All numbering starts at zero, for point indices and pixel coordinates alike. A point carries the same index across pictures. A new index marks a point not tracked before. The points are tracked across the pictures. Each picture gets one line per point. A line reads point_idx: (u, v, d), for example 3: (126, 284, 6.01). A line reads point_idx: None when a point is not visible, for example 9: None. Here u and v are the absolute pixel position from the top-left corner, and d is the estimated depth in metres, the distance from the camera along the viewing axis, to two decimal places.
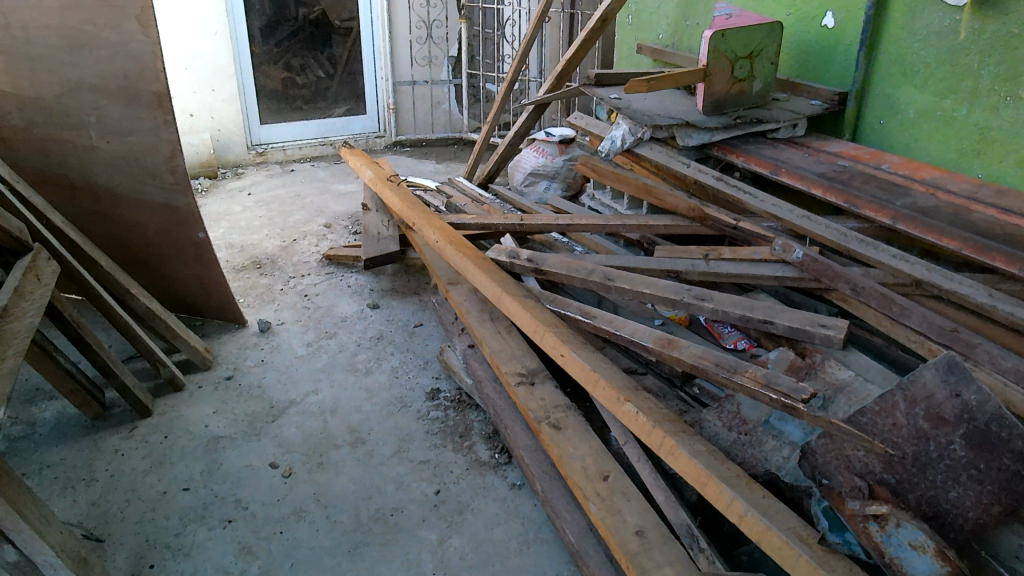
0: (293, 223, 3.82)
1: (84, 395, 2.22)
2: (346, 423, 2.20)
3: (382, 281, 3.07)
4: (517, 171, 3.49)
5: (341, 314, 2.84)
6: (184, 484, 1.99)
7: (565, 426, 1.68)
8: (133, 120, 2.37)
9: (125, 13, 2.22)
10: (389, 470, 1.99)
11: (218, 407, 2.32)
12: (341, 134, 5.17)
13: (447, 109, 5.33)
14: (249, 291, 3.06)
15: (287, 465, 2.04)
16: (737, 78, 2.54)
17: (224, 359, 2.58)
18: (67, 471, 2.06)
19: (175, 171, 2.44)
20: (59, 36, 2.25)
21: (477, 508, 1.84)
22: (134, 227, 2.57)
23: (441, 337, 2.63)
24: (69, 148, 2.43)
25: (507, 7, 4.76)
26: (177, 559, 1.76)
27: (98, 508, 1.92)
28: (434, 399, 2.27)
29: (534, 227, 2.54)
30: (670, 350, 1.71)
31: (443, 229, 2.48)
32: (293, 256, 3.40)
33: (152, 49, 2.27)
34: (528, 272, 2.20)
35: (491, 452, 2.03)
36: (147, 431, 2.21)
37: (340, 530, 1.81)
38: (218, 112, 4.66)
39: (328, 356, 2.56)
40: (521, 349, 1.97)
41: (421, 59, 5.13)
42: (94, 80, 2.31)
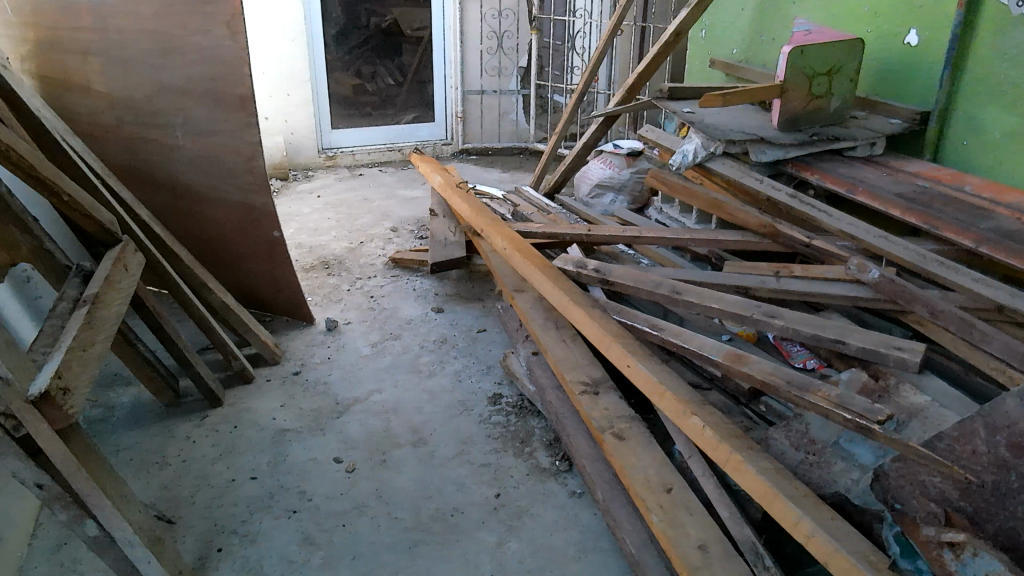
0: (360, 225, 3.92)
1: (160, 382, 2.33)
2: (408, 423, 2.24)
3: (446, 286, 3.11)
4: (583, 182, 3.51)
5: (406, 317, 2.89)
6: (251, 473, 2.06)
7: (629, 436, 1.68)
8: (216, 122, 2.45)
9: (215, 20, 2.31)
10: (448, 471, 2.02)
11: (285, 401, 2.39)
12: (409, 142, 5.30)
13: (514, 120, 5.38)
14: (317, 290, 3.15)
15: (350, 461, 2.09)
16: (814, 94, 2.51)
17: (292, 355, 2.66)
18: (141, 454, 2.15)
19: (254, 172, 2.53)
20: (151, 41, 2.37)
21: (536, 513, 1.85)
22: (212, 224, 2.67)
23: (504, 343, 2.65)
24: (154, 147, 2.55)
25: (578, 19, 4.79)
26: (243, 545, 1.82)
27: (170, 491, 2.00)
28: (496, 404, 2.29)
29: (600, 239, 2.55)
30: (739, 365, 1.69)
31: (510, 237, 2.50)
32: (360, 258, 3.49)
33: (239, 54, 2.35)
34: (594, 282, 2.21)
35: (552, 459, 2.04)
36: (217, 421, 2.30)
37: (400, 527, 1.84)
38: (291, 116, 4.83)
39: (392, 357, 2.61)
40: (586, 358, 1.97)
41: (491, 69, 5.18)
42: (181, 82, 2.42)
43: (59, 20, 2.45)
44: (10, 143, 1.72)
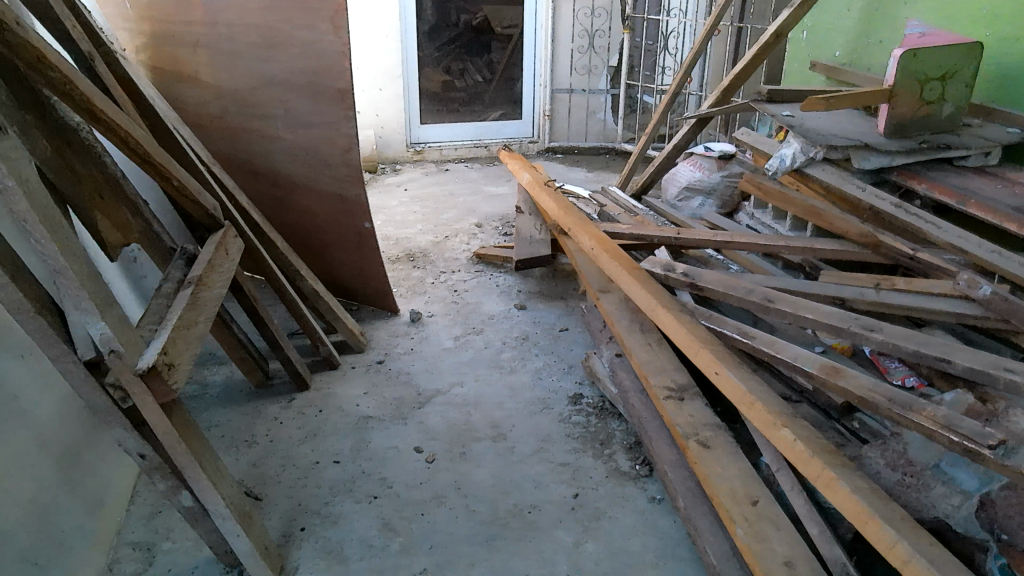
0: (446, 220, 3.97)
1: (251, 362, 2.41)
2: (488, 418, 2.25)
3: (530, 283, 3.12)
4: (671, 184, 3.46)
5: (489, 312, 2.91)
6: (335, 457, 2.12)
7: (714, 445, 1.65)
8: (315, 114, 2.51)
9: (319, 15, 2.33)
10: (527, 468, 2.02)
11: (368, 388, 2.45)
12: (496, 138, 5.31)
13: (601, 119, 5.32)
14: (402, 282, 3.21)
15: (430, 452, 2.12)
16: (924, 100, 2.39)
17: (377, 344, 2.72)
18: (233, 432, 2.24)
19: (349, 164, 2.56)
20: (257, 35, 2.44)
21: (614, 516, 1.84)
22: (307, 213, 2.75)
23: (586, 343, 2.64)
24: (255, 137, 2.65)
25: (673, 18, 4.71)
26: (325, 526, 1.87)
27: (258, 469, 2.08)
28: (576, 404, 2.28)
29: (690, 243, 2.50)
30: (836, 379, 1.63)
31: (597, 237, 2.48)
32: (445, 252, 3.54)
33: (340, 49, 2.37)
34: (682, 286, 2.17)
35: (632, 462, 2.01)
36: (303, 404, 2.37)
37: (478, 520, 1.85)
38: (383, 110, 4.94)
39: (474, 351, 2.64)
40: (671, 363, 1.94)
41: (581, 68, 5.16)
42: (283, 75, 2.48)
43: (175, 15, 2.57)
44: (129, 129, 1.81)
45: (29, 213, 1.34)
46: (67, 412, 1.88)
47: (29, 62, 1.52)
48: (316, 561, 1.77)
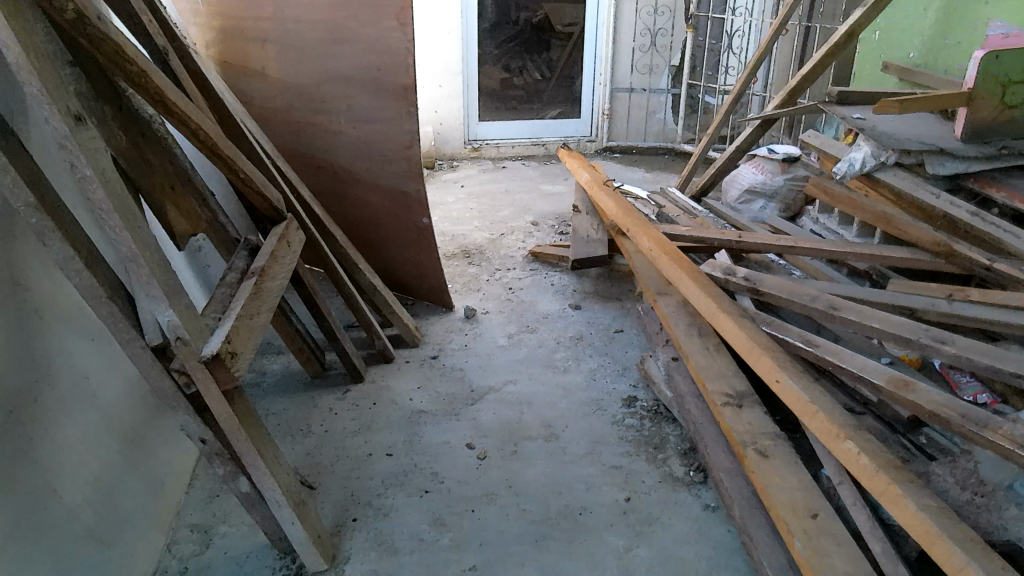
0: (502, 218, 3.97)
1: (308, 354, 2.46)
2: (540, 417, 2.24)
3: (585, 283, 3.10)
4: (732, 186, 3.39)
5: (543, 311, 2.90)
6: (388, 450, 2.14)
7: (773, 454, 1.61)
8: (378, 109, 2.53)
9: (386, 12, 2.35)
10: (579, 470, 2.01)
11: (422, 382, 2.47)
12: (554, 136, 5.33)
13: (661, 119, 5.25)
14: (458, 278, 3.23)
15: (482, 449, 2.12)
16: (1006, 104, 2.29)
17: (431, 339, 2.74)
18: (289, 421, 2.29)
19: (410, 159, 2.59)
20: (324, 30, 2.47)
21: (666, 522, 1.81)
22: (367, 208, 2.79)
23: (641, 346, 2.61)
24: (319, 131, 2.69)
25: (738, 17, 4.62)
26: (377, 518, 1.89)
27: (313, 459, 2.11)
28: (630, 407, 2.26)
29: (751, 247, 2.45)
30: (905, 393, 1.57)
31: (656, 238, 2.45)
32: (500, 249, 3.54)
33: (404, 45, 2.39)
34: (743, 291, 2.13)
35: (686, 468, 1.98)
36: (357, 396, 2.41)
37: (528, 519, 1.85)
38: (441, 106, 5.01)
39: (528, 349, 2.63)
40: (730, 369, 1.90)
41: (642, 67, 5.12)
42: (348, 70, 2.51)
43: (244, 11, 2.61)
44: (199, 122, 1.85)
45: (104, 202, 1.39)
46: (134, 394, 1.94)
47: (108, 55, 1.57)
48: (368, 552, 1.80)
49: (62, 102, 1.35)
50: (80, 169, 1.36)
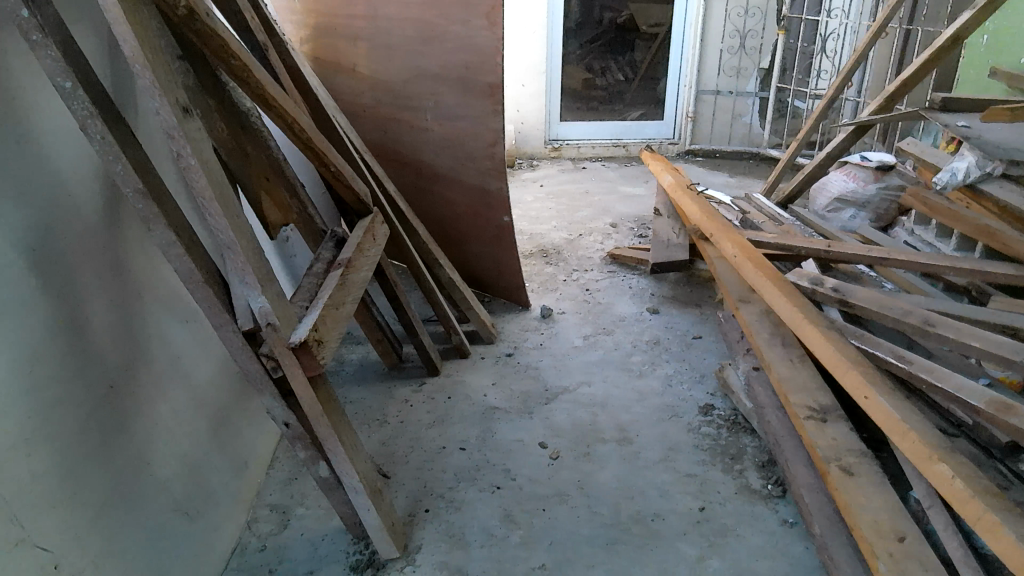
0: (580, 218, 3.96)
1: (386, 345, 2.51)
2: (614, 420, 2.23)
3: (663, 287, 3.06)
4: (822, 194, 3.32)
5: (620, 313, 2.88)
6: (461, 444, 2.16)
7: (858, 472, 1.56)
8: (464, 107, 2.56)
9: (476, 11, 2.36)
10: (652, 475, 1.99)
11: (497, 379, 2.49)
12: (635, 138, 5.25)
13: (747, 123, 5.12)
14: (535, 277, 3.24)
15: (555, 448, 2.12)
16: None
17: (507, 337, 2.76)
18: (366, 411, 2.34)
19: (494, 157, 2.60)
20: (413, 28, 2.51)
21: (742, 535, 1.77)
22: (450, 204, 2.83)
23: (720, 353, 2.56)
24: (405, 127, 2.75)
25: (834, 19, 4.48)
26: (448, 510, 1.92)
27: (388, 448, 2.16)
28: (707, 415, 2.22)
29: (841, 256, 2.37)
30: (1006, 416, 1.49)
31: (741, 244, 2.40)
32: (578, 250, 3.53)
33: (493, 44, 2.39)
34: (831, 302, 2.07)
35: (763, 481, 1.94)
36: (433, 389, 2.44)
37: (599, 522, 1.84)
38: (524, 105, 5.03)
39: (603, 351, 2.62)
40: (814, 383, 1.85)
41: (730, 69, 4.99)
42: (436, 68, 2.54)
43: (338, 8, 2.67)
44: (295, 116, 1.91)
45: (206, 191, 1.44)
46: (223, 376, 2.02)
47: (214, 49, 1.64)
48: (439, 544, 1.82)
49: (171, 94, 1.41)
50: (185, 158, 1.42)
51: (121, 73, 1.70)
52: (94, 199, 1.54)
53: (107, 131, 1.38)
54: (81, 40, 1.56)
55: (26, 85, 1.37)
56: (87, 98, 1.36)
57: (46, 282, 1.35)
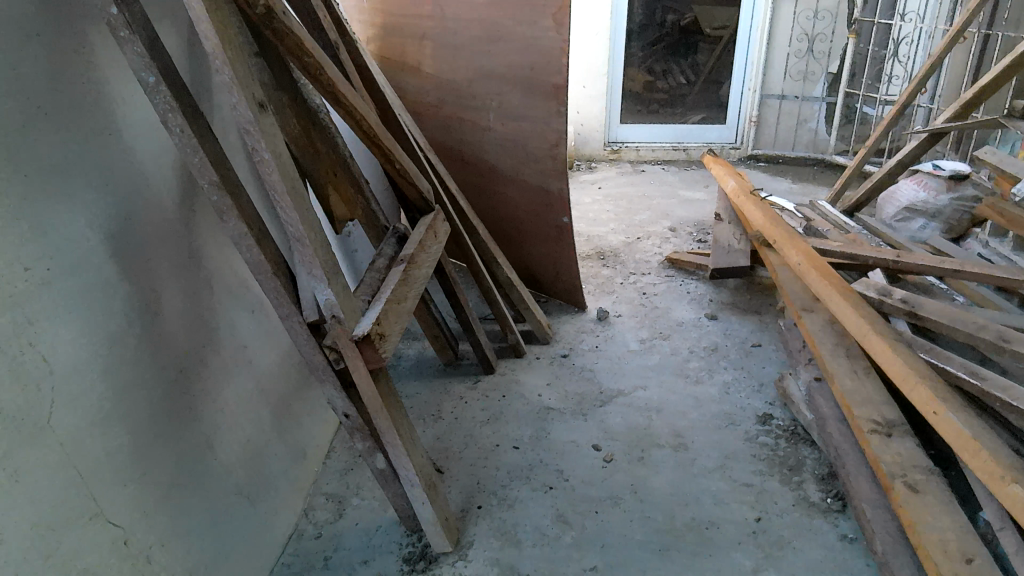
0: (639, 221, 3.94)
1: (443, 342, 2.53)
2: (670, 426, 2.21)
3: (722, 293, 3.02)
4: (889, 203, 3.24)
5: (678, 319, 2.85)
6: (515, 443, 2.17)
7: (924, 490, 1.51)
8: (529, 108, 2.54)
9: (543, 12, 2.34)
10: (707, 483, 1.96)
11: (551, 380, 2.49)
12: (696, 142, 5.19)
13: (813, 129, 5.01)
14: (592, 279, 3.23)
15: (609, 451, 2.11)
16: None
17: (562, 338, 2.76)
18: (422, 406, 2.37)
19: (556, 158, 2.58)
20: (479, 29, 2.53)
21: (799, 548, 1.74)
22: (510, 204, 2.85)
23: (779, 362, 2.51)
24: (468, 126, 2.77)
25: (908, 23, 4.29)
26: (501, 508, 1.93)
27: (443, 444, 2.18)
28: (765, 425, 2.18)
29: (910, 267, 2.31)
30: None
31: (806, 252, 2.35)
32: (636, 253, 3.51)
33: (559, 45, 2.36)
34: (900, 314, 2.03)
35: (823, 494, 1.90)
36: (488, 387, 2.46)
37: (653, 527, 1.83)
38: (583, 107, 5.04)
39: (659, 356, 2.60)
40: (879, 396, 1.81)
41: (796, 73, 4.90)
42: (500, 68, 2.55)
43: (406, 8, 2.72)
44: (363, 113, 1.95)
45: (278, 185, 1.48)
46: (285, 366, 2.07)
47: (289, 47, 1.68)
48: (491, 541, 1.84)
49: (249, 90, 1.44)
50: (259, 153, 1.46)
51: (199, 69, 1.76)
52: (171, 190, 1.60)
53: (186, 125, 1.42)
54: (164, 37, 1.62)
55: (113, 78, 1.42)
56: (169, 93, 1.39)
57: (125, 268, 1.40)
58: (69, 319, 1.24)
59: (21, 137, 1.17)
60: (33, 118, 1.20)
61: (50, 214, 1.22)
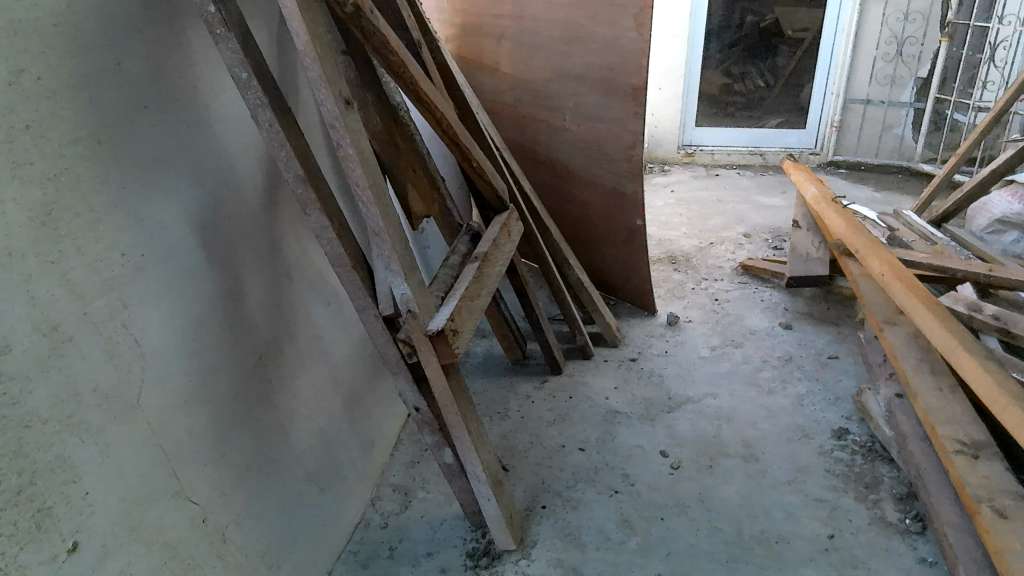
0: (712, 226, 3.87)
1: (512, 340, 2.55)
2: (740, 435, 2.17)
3: (798, 302, 2.95)
4: (979, 214, 3.12)
5: (751, 326, 2.80)
6: (581, 444, 2.17)
7: (1013, 516, 1.45)
8: (607, 109, 2.52)
9: (624, 12, 2.32)
10: (778, 496, 1.92)
11: (619, 383, 2.47)
12: (774, 147, 5.08)
13: (899, 134, 4.84)
14: (663, 284, 3.20)
15: (676, 458, 2.09)
16: None
17: (631, 342, 2.74)
18: (489, 403, 2.39)
19: (631, 161, 2.55)
20: (559, 29, 2.53)
21: (874, 569, 1.68)
22: (583, 205, 2.84)
23: (857, 376, 2.43)
24: (543, 126, 2.78)
25: (1006, 26, 4.09)
26: (566, 509, 1.93)
27: (509, 442, 2.20)
28: (840, 439, 2.12)
29: (1003, 282, 2.20)
30: None
31: (891, 263, 2.28)
32: (708, 258, 3.45)
33: (639, 46, 2.33)
34: (991, 331, 1.94)
35: (901, 515, 1.83)
36: (555, 387, 2.46)
37: (720, 538, 1.80)
38: (659, 109, 5.05)
39: (731, 363, 2.55)
40: (965, 415, 1.74)
41: (883, 77, 4.72)
42: (579, 69, 2.54)
43: (486, 8, 2.76)
44: (444, 111, 1.97)
45: (360, 180, 1.51)
46: (357, 357, 2.12)
47: (375, 45, 1.71)
48: (555, 541, 1.84)
49: (336, 86, 1.47)
50: (344, 148, 1.49)
51: (288, 66, 1.82)
52: (258, 183, 1.65)
53: (275, 120, 1.45)
54: (256, 33, 1.67)
55: (206, 74, 1.47)
56: (260, 88, 1.43)
57: (212, 257, 1.45)
58: (159, 303, 1.29)
59: (122, 128, 1.22)
60: (135, 112, 1.26)
61: (146, 203, 1.27)
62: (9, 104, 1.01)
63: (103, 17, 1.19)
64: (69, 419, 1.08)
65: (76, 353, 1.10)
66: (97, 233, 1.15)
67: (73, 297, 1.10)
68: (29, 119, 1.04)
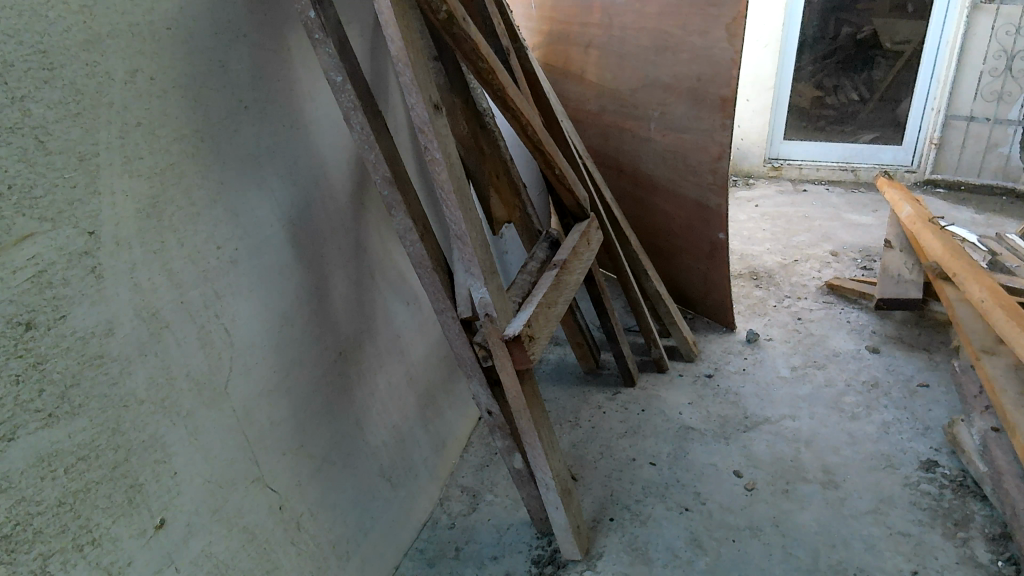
0: (798, 242, 3.76)
1: (586, 349, 2.54)
2: (820, 460, 2.10)
3: (887, 326, 2.83)
4: None
5: (835, 348, 2.70)
6: (651, 459, 2.14)
7: None
8: (694, 120, 2.47)
9: (718, 22, 2.29)
10: (859, 526, 1.84)
11: (694, 399, 2.43)
12: (867, 162, 4.87)
13: (1004, 153, 4.51)
14: (743, 300, 3.13)
15: (751, 479, 2.03)
16: None
17: (708, 357, 2.69)
18: (560, 411, 2.39)
19: (716, 173, 2.48)
20: (650, 39, 2.53)
21: None
22: (665, 216, 2.80)
23: (949, 406, 2.31)
24: (627, 136, 2.75)
25: None
26: (634, 523, 1.90)
27: (579, 451, 2.19)
28: (928, 472, 2.02)
29: None
30: None
31: (992, 289, 2.18)
32: (792, 275, 3.35)
33: (730, 57, 2.29)
34: None
35: (992, 556, 1.73)
36: (627, 399, 2.44)
37: (795, 565, 1.74)
38: (746, 121, 4.97)
39: (812, 386, 2.47)
40: None
41: (989, 93, 4.44)
42: (666, 78, 2.51)
43: (575, 16, 2.82)
44: (530, 118, 1.98)
45: (446, 184, 1.53)
46: (433, 358, 2.15)
47: (466, 51, 1.73)
48: (621, 554, 1.82)
49: (427, 92, 1.49)
50: (431, 152, 1.51)
51: (381, 69, 1.87)
52: (347, 183, 1.69)
53: (367, 122, 1.48)
54: (352, 38, 1.72)
55: (304, 77, 1.52)
56: (353, 91, 1.46)
57: (300, 253, 1.50)
58: (250, 296, 1.34)
59: (224, 126, 1.28)
60: (236, 112, 1.31)
61: (242, 199, 1.32)
62: (124, 102, 1.07)
63: (213, 21, 1.24)
64: (164, 402, 1.13)
65: (172, 339, 1.15)
66: (197, 226, 1.21)
67: (172, 285, 1.15)
68: (141, 117, 1.10)
